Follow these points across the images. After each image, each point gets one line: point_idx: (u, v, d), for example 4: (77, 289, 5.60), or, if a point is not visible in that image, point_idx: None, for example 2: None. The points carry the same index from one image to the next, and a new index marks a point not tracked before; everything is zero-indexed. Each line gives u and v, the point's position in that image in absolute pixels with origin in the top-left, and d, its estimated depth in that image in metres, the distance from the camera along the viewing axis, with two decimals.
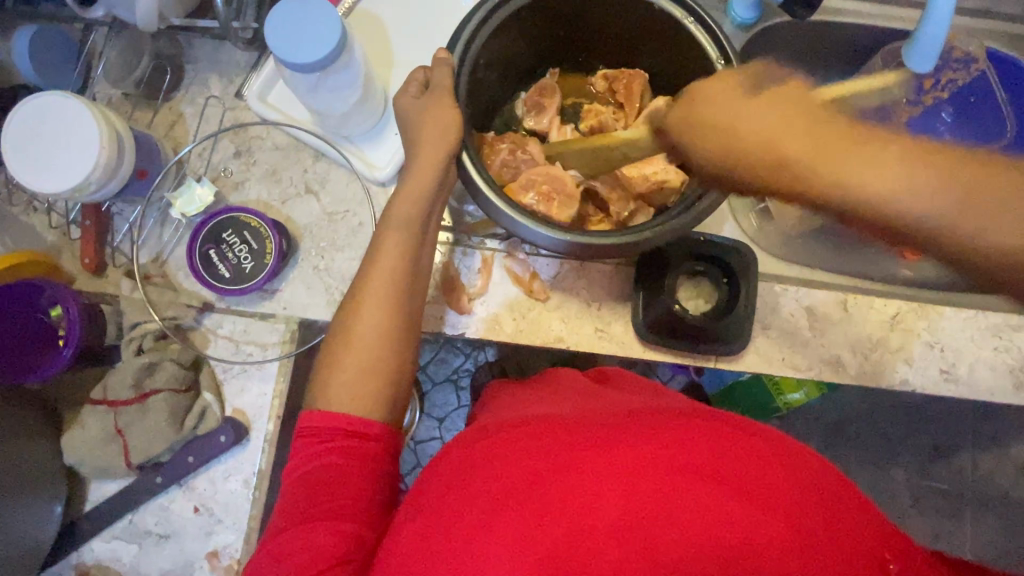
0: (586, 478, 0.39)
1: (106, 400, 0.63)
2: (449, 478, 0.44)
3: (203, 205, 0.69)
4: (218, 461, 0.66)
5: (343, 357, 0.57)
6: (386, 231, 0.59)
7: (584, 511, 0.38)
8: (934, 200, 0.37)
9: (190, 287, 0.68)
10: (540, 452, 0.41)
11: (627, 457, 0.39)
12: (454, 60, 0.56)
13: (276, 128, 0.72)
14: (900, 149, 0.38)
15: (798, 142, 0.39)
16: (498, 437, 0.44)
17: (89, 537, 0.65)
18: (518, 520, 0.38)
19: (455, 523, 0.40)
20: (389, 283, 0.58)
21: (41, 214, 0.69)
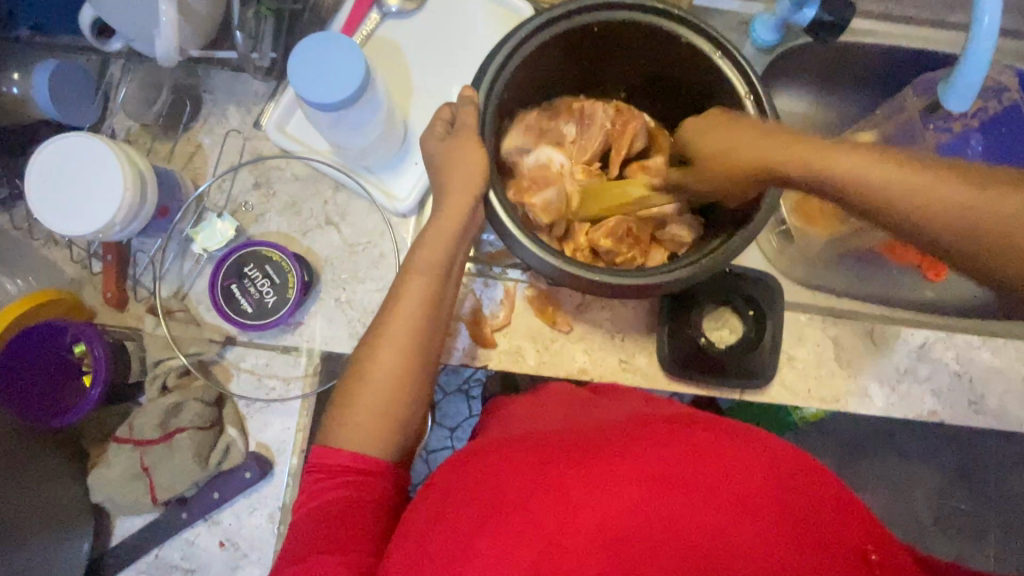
0: (565, 495, 0.38)
1: (132, 439, 0.63)
2: (440, 498, 0.44)
3: (224, 239, 0.68)
4: (242, 496, 0.66)
5: (367, 398, 0.56)
6: (410, 269, 0.59)
7: (557, 529, 0.37)
8: (926, 188, 0.40)
9: (212, 321, 0.68)
10: (523, 472, 0.41)
11: (607, 472, 0.39)
12: (480, 97, 0.55)
13: (295, 158, 0.71)
14: (862, 157, 0.42)
15: (792, 154, 0.44)
16: (482, 459, 0.45)
17: (115, 572, 0.65)
18: (499, 539, 0.38)
19: (441, 544, 0.40)
20: (412, 322, 0.58)
21: (62, 248, 0.69)
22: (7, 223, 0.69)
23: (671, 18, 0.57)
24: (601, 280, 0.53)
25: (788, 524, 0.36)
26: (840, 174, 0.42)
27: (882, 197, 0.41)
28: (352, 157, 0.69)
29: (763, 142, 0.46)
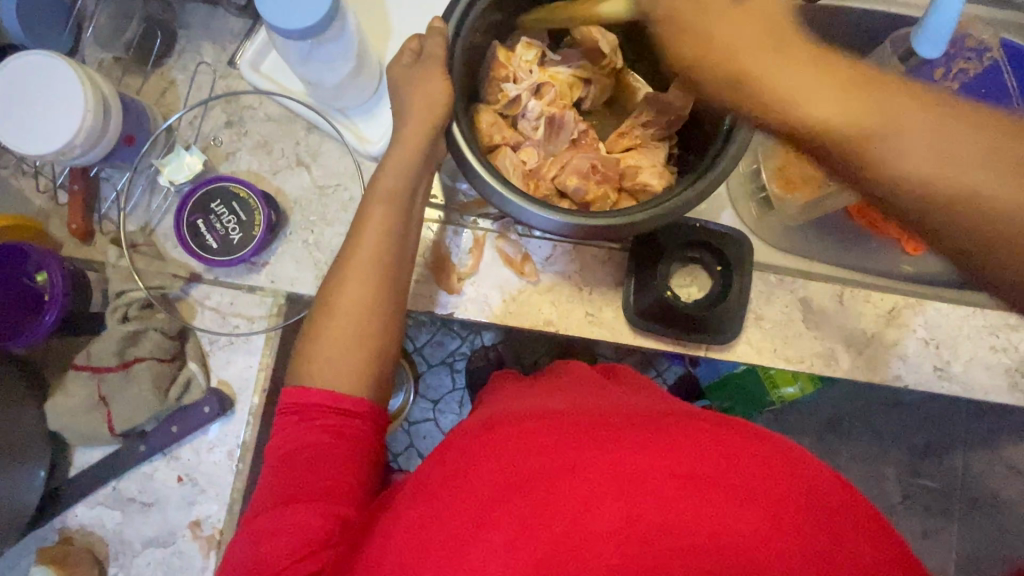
0: (586, 480, 0.38)
1: (89, 366, 0.62)
2: (446, 472, 0.43)
3: (193, 173, 0.68)
4: (202, 431, 0.66)
5: (334, 333, 0.56)
6: (374, 203, 0.58)
7: (580, 512, 0.37)
8: (914, 148, 0.32)
9: (178, 257, 0.67)
10: (540, 448, 0.41)
11: (627, 460, 0.39)
12: (448, 28, 0.55)
13: (268, 98, 0.70)
14: (858, 96, 0.33)
15: (822, 94, 0.33)
16: (498, 433, 0.44)
17: (73, 501, 0.65)
18: (515, 519, 0.37)
19: (449, 519, 0.39)
20: (377, 257, 0.58)
21: (29, 178, 0.68)
22: None
23: None
24: (564, 222, 0.52)
25: (813, 536, 0.37)
26: (840, 126, 0.33)
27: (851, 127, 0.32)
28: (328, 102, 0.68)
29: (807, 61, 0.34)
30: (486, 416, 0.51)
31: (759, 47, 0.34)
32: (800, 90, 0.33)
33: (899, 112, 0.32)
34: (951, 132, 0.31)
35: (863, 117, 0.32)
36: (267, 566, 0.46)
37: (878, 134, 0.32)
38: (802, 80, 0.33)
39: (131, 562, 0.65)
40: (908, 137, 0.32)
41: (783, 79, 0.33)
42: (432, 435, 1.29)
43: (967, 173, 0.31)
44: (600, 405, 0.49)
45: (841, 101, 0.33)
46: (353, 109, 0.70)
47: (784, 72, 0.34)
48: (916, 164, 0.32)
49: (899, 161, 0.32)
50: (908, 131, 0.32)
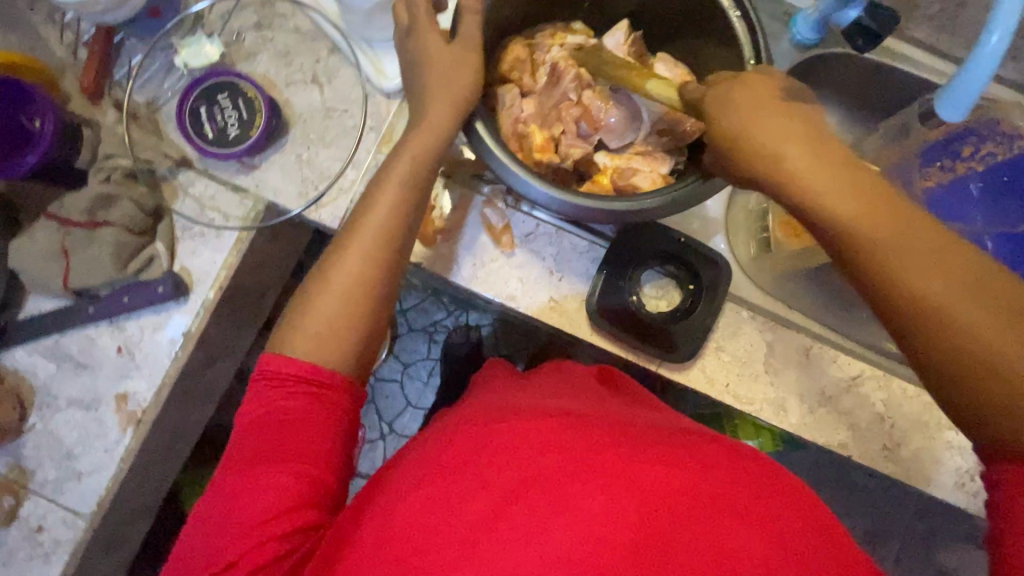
0: (596, 485, 0.39)
1: (58, 218, 0.63)
2: (451, 458, 0.44)
3: (208, 62, 0.68)
4: (153, 310, 0.67)
5: (321, 297, 0.54)
6: (387, 171, 0.57)
7: (592, 518, 0.38)
8: (866, 226, 0.40)
9: (175, 139, 0.68)
10: (540, 442, 0.43)
11: (621, 458, 0.41)
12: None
13: (301, 11, 0.71)
14: (829, 183, 0.41)
15: (802, 156, 0.42)
16: (512, 425, 0.45)
17: (15, 343, 0.67)
18: (529, 519, 0.39)
19: (457, 511, 0.40)
20: (374, 232, 0.56)
21: (54, 27, 0.69)
22: None
23: None
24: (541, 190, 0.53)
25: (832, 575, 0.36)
26: (809, 194, 0.42)
27: (820, 204, 0.41)
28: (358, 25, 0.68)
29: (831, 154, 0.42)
30: (477, 407, 0.53)
31: (774, 123, 0.43)
32: (814, 170, 0.41)
33: (873, 209, 0.40)
34: (911, 223, 0.39)
35: (830, 191, 0.41)
36: (235, 526, 0.46)
37: (848, 218, 0.40)
38: (813, 163, 0.42)
39: (52, 416, 0.66)
40: (869, 225, 0.40)
41: (795, 156, 0.42)
42: (392, 396, 1.29)
43: (910, 249, 0.39)
44: (587, 405, 0.51)
45: (817, 181, 0.41)
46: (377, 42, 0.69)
47: (789, 152, 0.42)
48: (887, 237, 0.39)
49: (870, 235, 0.40)
50: (893, 221, 0.40)
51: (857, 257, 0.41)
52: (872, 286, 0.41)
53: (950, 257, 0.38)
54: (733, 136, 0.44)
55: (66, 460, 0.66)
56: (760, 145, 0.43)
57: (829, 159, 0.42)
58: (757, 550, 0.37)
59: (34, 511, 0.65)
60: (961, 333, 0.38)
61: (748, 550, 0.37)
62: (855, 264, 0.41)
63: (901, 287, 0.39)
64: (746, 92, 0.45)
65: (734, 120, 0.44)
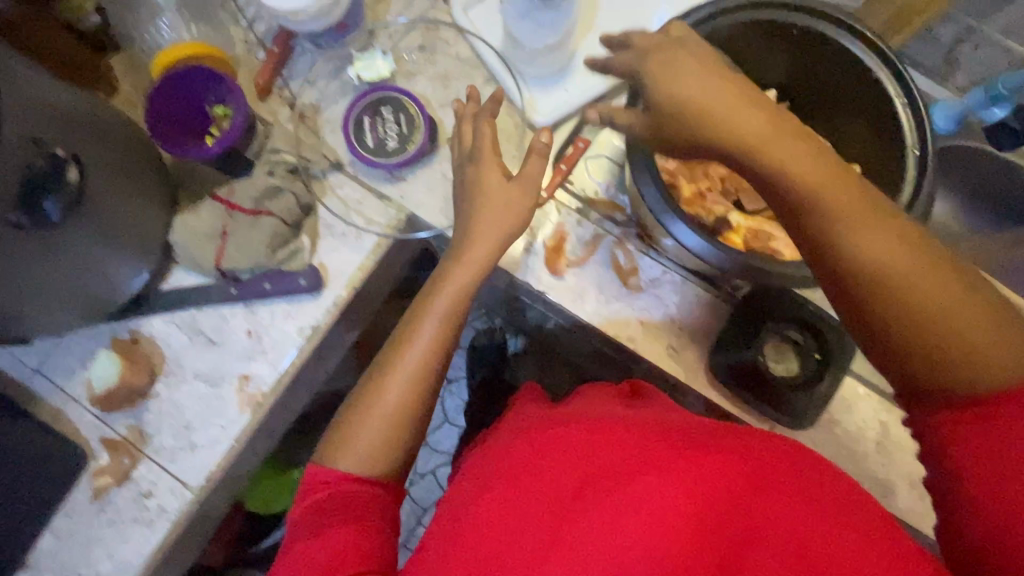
0: (652, 490, 0.37)
1: (227, 201, 0.67)
2: (517, 461, 0.43)
3: (377, 75, 0.72)
4: (288, 300, 0.70)
5: (383, 386, 0.55)
6: (447, 279, 0.59)
7: (647, 525, 0.36)
8: (908, 271, 0.39)
9: (332, 142, 0.72)
10: (598, 443, 0.42)
11: (677, 449, 0.40)
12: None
13: (464, 40, 0.75)
14: (876, 221, 0.40)
15: (837, 190, 0.40)
16: (558, 432, 0.45)
17: (153, 312, 0.70)
18: (586, 533, 0.37)
19: (522, 510, 0.40)
20: (408, 382, 0.56)
21: (239, 27, 0.75)
22: None
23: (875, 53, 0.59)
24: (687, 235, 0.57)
25: None
26: (851, 229, 0.40)
27: (848, 230, 0.40)
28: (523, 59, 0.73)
29: (838, 173, 0.41)
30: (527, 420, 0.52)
31: (752, 123, 0.42)
32: (793, 159, 0.41)
33: (870, 220, 0.40)
34: (907, 248, 0.40)
35: (863, 215, 0.40)
36: None
37: (877, 246, 0.40)
38: (772, 129, 0.42)
39: (177, 386, 0.69)
40: (842, 233, 0.41)
41: (796, 162, 0.41)
42: None
43: (924, 285, 0.39)
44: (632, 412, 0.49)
45: (852, 220, 0.40)
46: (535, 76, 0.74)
47: (788, 165, 0.41)
48: (879, 260, 0.40)
49: (855, 246, 0.40)
50: (880, 228, 0.40)
51: (857, 282, 0.41)
52: (858, 301, 0.41)
53: (960, 293, 0.39)
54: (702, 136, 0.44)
55: (185, 430, 0.68)
56: (773, 165, 0.42)
57: (830, 165, 0.41)
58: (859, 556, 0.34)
59: (145, 476, 0.67)
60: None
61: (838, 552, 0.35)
62: (846, 282, 0.41)
63: (887, 309, 0.40)
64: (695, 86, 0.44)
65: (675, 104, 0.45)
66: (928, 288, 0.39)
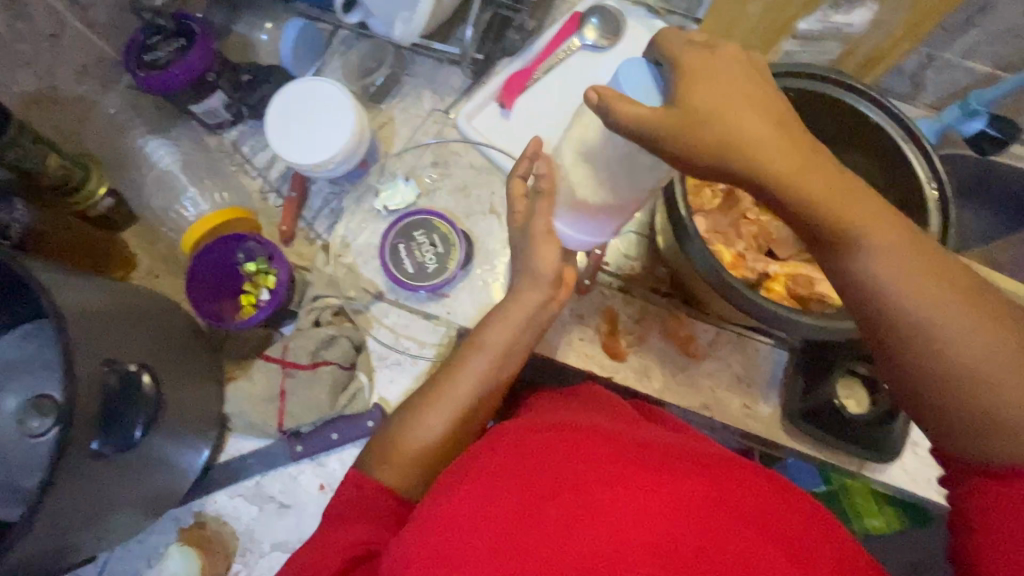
0: (667, 512, 0.36)
1: (281, 360, 0.66)
2: (493, 458, 0.41)
3: (403, 202, 0.73)
4: (356, 444, 0.67)
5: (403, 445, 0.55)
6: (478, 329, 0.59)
7: (614, 530, 0.35)
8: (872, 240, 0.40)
9: (368, 273, 0.71)
10: (601, 461, 0.38)
11: (685, 488, 0.37)
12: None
13: (474, 148, 0.77)
14: (827, 179, 0.40)
15: (789, 154, 0.39)
16: (549, 434, 0.42)
17: (217, 488, 0.66)
18: (564, 520, 0.35)
19: (462, 510, 0.38)
20: (452, 411, 0.56)
21: (251, 177, 0.76)
22: (213, 145, 0.76)
23: (872, 103, 0.64)
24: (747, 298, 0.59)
25: None
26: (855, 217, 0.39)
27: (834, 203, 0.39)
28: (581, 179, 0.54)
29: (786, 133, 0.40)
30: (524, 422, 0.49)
31: (816, 181, 0.39)
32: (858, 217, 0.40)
33: (948, 299, 0.39)
34: (1004, 340, 0.38)
35: (824, 182, 0.40)
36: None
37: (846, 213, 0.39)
38: (835, 191, 0.39)
39: (257, 562, 0.65)
40: (910, 303, 0.40)
41: (849, 221, 0.40)
42: None
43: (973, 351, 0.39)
44: (651, 434, 0.47)
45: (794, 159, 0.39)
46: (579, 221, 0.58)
47: (883, 226, 0.40)
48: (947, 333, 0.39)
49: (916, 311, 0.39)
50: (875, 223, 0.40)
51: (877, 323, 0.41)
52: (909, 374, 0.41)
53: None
54: (725, 159, 0.40)
55: None
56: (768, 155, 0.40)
57: (892, 224, 0.40)
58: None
59: None
60: (994, 399, 0.39)
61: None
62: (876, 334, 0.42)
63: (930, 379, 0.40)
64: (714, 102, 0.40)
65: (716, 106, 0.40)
66: (889, 255, 0.40)
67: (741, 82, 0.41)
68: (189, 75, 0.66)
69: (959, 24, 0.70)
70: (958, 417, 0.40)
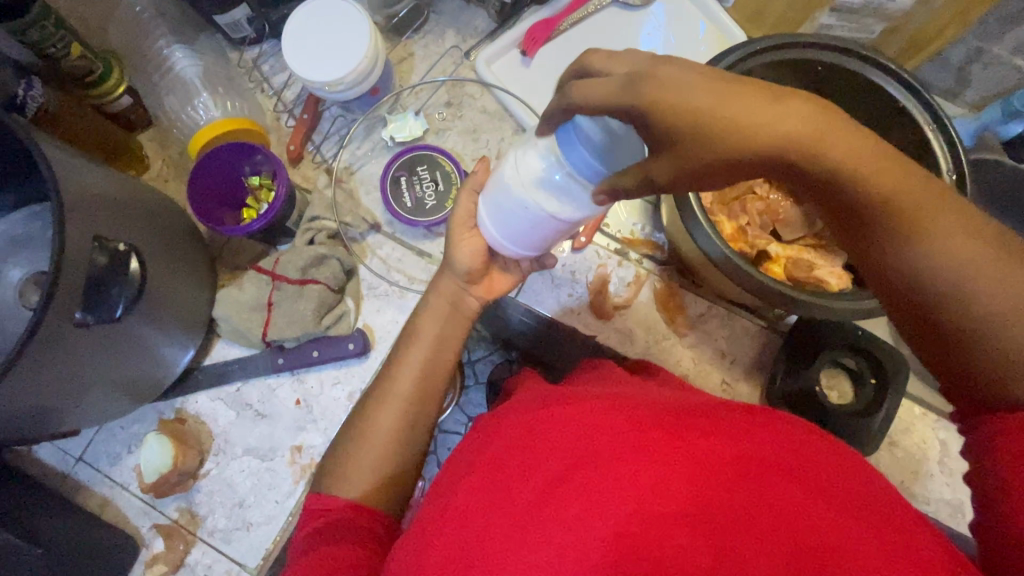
0: (692, 465, 0.35)
1: (271, 272, 0.67)
2: (498, 449, 0.41)
3: (411, 135, 0.74)
4: (335, 366, 0.69)
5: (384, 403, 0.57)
6: (431, 302, 0.60)
7: (644, 493, 0.34)
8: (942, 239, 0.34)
9: (368, 204, 0.73)
10: (608, 432, 0.38)
11: (704, 447, 0.36)
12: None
13: (489, 92, 0.77)
14: (881, 174, 0.34)
15: (843, 147, 0.33)
16: (553, 413, 0.42)
17: (198, 389, 0.69)
18: (585, 494, 0.35)
19: (477, 502, 0.38)
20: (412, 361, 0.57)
21: (266, 96, 0.76)
22: (233, 60, 0.76)
23: (898, 83, 0.62)
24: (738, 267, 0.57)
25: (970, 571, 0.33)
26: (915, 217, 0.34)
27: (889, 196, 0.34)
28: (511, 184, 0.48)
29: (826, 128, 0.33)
30: (526, 400, 0.48)
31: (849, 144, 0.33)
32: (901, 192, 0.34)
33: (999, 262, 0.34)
34: None
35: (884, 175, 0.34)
36: None
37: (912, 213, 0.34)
38: (887, 177, 0.34)
39: (228, 463, 0.67)
40: (969, 276, 0.34)
41: (901, 196, 0.34)
42: None
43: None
44: (663, 397, 0.46)
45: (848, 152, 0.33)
46: (501, 220, 0.52)
47: (943, 215, 0.34)
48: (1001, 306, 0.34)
49: (976, 287, 0.34)
50: (938, 216, 0.34)
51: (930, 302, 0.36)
52: (958, 347, 0.37)
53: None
54: (762, 159, 0.33)
55: (238, 509, 0.66)
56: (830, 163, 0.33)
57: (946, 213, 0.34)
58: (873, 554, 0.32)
59: (200, 560, 0.66)
60: None
61: (851, 546, 0.32)
62: (926, 310, 0.36)
63: (984, 352, 0.36)
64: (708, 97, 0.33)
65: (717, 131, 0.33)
66: (957, 242, 0.34)
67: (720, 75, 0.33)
68: None
69: (1013, 17, 0.65)
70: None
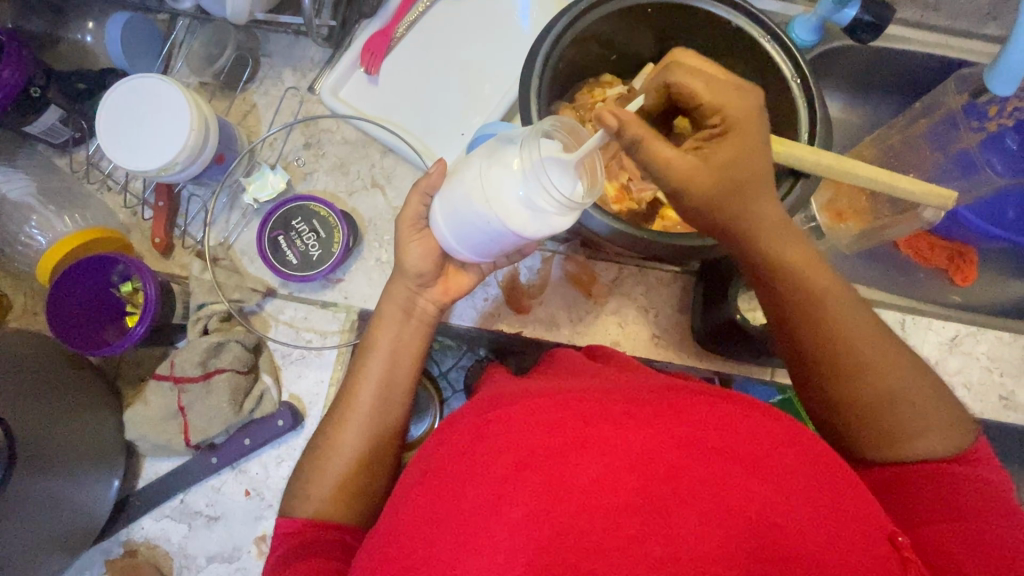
0: (625, 455, 0.34)
1: (172, 376, 0.64)
2: (450, 452, 0.38)
3: (275, 191, 0.71)
4: (273, 445, 0.66)
5: (329, 458, 0.54)
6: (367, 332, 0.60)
7: (583, 496, 0.33)
8: (835, 292, 0.47)
9: (255, 272, 0.70)
10: (560, 426, 0.35)
11: (639, 436, 0.35)
12: (533, 82, 0.60)
13: (346, 122, 0.74)
14: (791, 232, 0.47)
15: (791, 245, 0.47)
16: (506, 409, 0.38)
17: (139, 514, 0.65)
18: (527, 497, 0.33)
19: (425, 511, 0.36)
20: (365, 421, 0.56)
21: (113, 193, 0.71)
22: (65, 167, 0.71)
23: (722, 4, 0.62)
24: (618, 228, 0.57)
25: (860, 522, 0.34)
26: (808, 280, 0.47)
27: (791, 266, 0.47)
28: (474, 198, 0.51)
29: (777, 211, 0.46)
30: (479, 395, 0.45)
31: (773, 212, 0.45)
32: (813, 277, 0.47)
33: (898, 368, 0.46)
34: (909, 375, 0.46)
35: (798, 259, 0.47)
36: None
37: (809, 279, 0.47)
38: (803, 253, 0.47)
39: None
40: (861, 346, 0.47)
41: (796, 266, 0.47)
42: None
43: (912, 393, 0.46)
44: (606, 378, 0.44)
45: (767, 228, 0.46)
46: (459, 233, 0.54)
47: (840, 290, 0.48)
48: (887, 377, 0.46)
49: (869, 354, 0.46)
50: (819, 271, 0.47)
51: (845, 361, 0.47)
52: (844, 374, 0.47)
53: (955, 434, 0.45)
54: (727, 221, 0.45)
55: None
56: (766, 247, 0.46)
57: (846, 314, 0.47)
58: (797, 531, 0.32)
59: None
60: (914, 422, 0.45)
61: (773, 520, 0.32)
62: (834, 353, 0.47)
63: (861, 379, 0.46)
64: (746, 116, 0.43)
65: (727, 171, 0.43)
66: (845, 308, 0.47)
67: (737, 84, 0.44)
68: (10, 93, 0.60)
69: None
70: (881, 444, 0.46)
